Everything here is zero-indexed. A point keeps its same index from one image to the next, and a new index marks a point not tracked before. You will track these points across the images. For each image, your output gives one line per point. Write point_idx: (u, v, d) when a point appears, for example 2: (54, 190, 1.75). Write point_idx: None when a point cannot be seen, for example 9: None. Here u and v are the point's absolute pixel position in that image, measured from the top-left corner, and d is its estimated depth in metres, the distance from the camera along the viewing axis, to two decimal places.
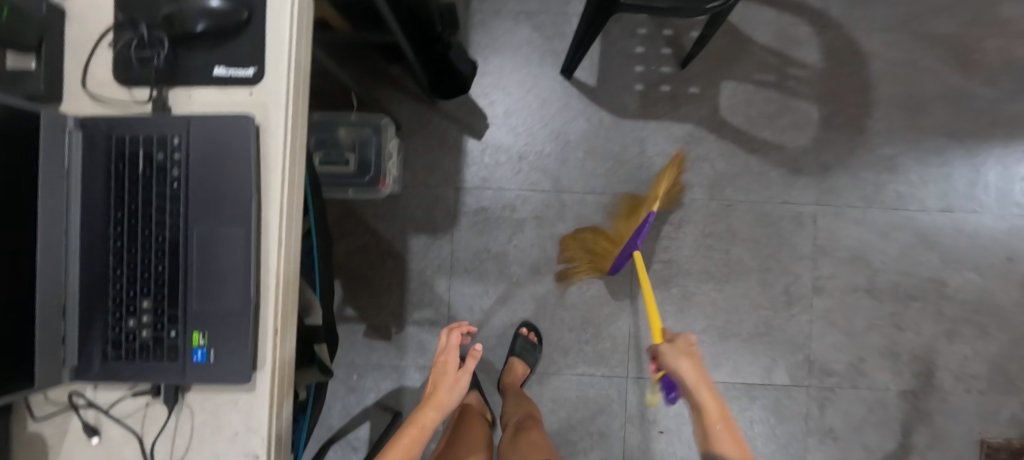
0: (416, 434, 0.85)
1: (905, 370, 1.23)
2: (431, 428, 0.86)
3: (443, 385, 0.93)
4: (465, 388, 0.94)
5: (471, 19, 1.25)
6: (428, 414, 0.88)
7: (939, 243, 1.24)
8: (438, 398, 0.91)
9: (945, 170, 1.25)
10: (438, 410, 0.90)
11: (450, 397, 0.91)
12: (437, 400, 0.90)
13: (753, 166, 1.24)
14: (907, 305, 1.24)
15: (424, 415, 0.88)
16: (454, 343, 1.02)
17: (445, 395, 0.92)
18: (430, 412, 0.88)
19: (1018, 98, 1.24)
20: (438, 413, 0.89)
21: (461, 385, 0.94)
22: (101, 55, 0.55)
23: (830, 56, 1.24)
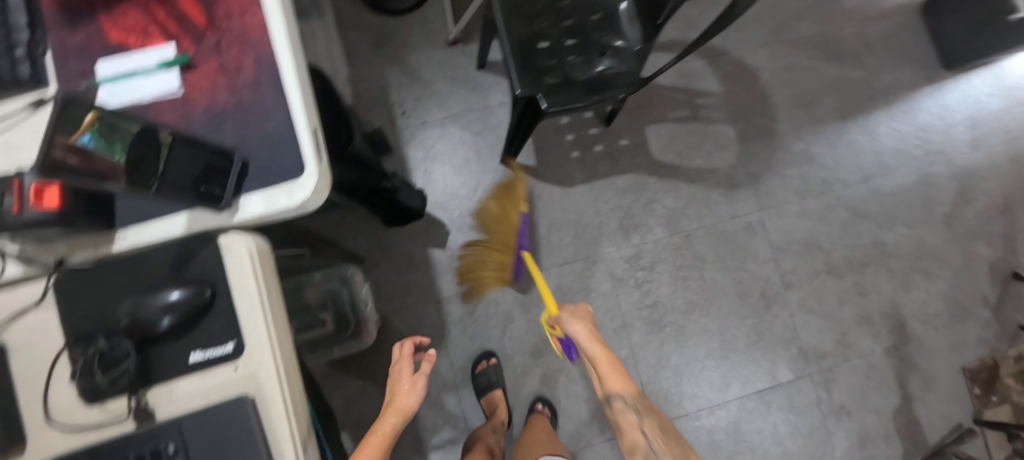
0: (377, 445, 0.68)
1: (881, 330, 1.35)
2: (393, 437, 0.69)
3: (402, 388, 0.74)
4: (423, 391, 0.73)
5: (399, 136, 1.26)
6: (386, 420, 0.70)
7: (869, 210, 1.38)
8: (398, 403, 0.72)
9: (851, 147, 1.40)
10: (401, 418, 0.71)
11: (412, 401, 0.72)
12: (398, 405, 0.71)
13: (697, 194, 1.32)
14: (864, 272, 1.36)
15: (381, 424, 0.70)
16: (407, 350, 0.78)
17: (404, 398, 0.72)
18: (384, 417, 0.70)
19: (883, 71, 1.44)
20: (399, 421, 0.70)
21: (422, 387, 0.74)
22: (57, 378, 0.49)
23: (728, 79, 1.37)
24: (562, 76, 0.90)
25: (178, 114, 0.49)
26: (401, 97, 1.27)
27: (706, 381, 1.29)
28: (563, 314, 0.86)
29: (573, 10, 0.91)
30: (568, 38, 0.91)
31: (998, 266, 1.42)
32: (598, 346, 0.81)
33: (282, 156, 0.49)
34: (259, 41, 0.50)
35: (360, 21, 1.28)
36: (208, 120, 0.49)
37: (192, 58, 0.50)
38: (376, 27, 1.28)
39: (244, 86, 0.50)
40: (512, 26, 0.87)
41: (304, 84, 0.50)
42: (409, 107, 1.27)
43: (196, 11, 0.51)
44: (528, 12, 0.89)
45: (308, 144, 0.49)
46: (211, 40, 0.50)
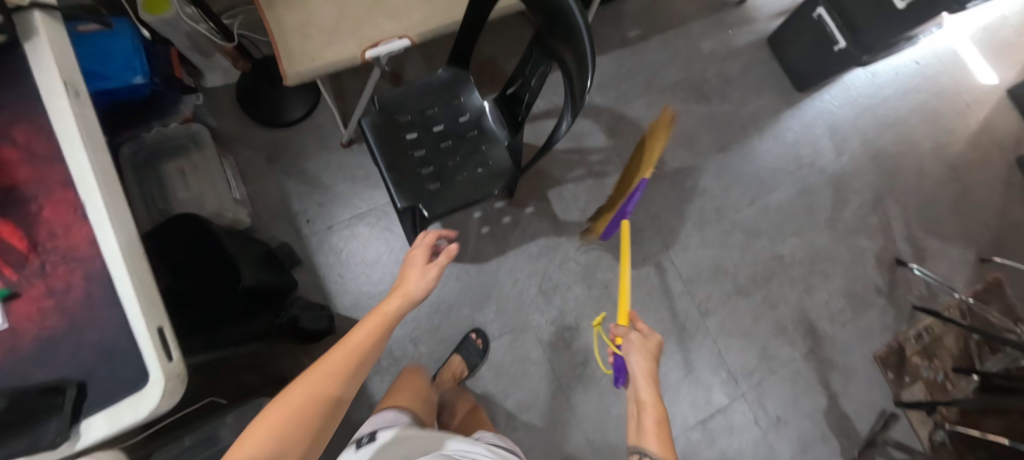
0: (379, 323, 0.61)
1: (797, 337, 1.45)
2: (397, 317, 0.64)
3: (411, 274, 0.70)
4: (436, 277, 0.71)
5: (307, 244, 1.25)
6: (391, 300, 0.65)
7: (762, 228, 1.50)
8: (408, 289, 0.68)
9: (735, 173, 1.53)
10: (408, 300, 0.67)
11: (419, 287, 0.69)
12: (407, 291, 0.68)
13: (606, 245, 1.39)
14: (770, 285, 1.47)
15: (388, 302, 0.65)
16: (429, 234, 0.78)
17: (413, 285, 0.69)
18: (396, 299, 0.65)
19: (747, 101, 1.59)
20: (404, 304, 0.66)
21: (435, 270, 0.71)
22: None
23: (614, 132, 1.47)
24: (439, 178, 0.93)
25: (4, 348, 0.48)
26: (303, 205, 1.27)
27: None
28: (633, 333, 0.79)
29: (442, 112, 0.96)
30: (440, 140, 0.95)
31: (882, 255, 1.57)
32: (651, 389, 0.71)
33: (122, 367, 0.49)
34: (87, 255, 0.51)
35: (250, 138, 1.28)
36: (38, 347, 0.49)
37: (15, 287, 0.50)
38: (267, 140, 1.29)
39: (74, 305, 0.50)
40: (380, 140, 0.93)
41: (141, 291, 0.51)
42: (311, 215, 1.27)
43: (17, 238, 0.51)
44: (397, 123, 0.94)
45: (149, 348, 0.49)
46: (36, 264, 0.51)
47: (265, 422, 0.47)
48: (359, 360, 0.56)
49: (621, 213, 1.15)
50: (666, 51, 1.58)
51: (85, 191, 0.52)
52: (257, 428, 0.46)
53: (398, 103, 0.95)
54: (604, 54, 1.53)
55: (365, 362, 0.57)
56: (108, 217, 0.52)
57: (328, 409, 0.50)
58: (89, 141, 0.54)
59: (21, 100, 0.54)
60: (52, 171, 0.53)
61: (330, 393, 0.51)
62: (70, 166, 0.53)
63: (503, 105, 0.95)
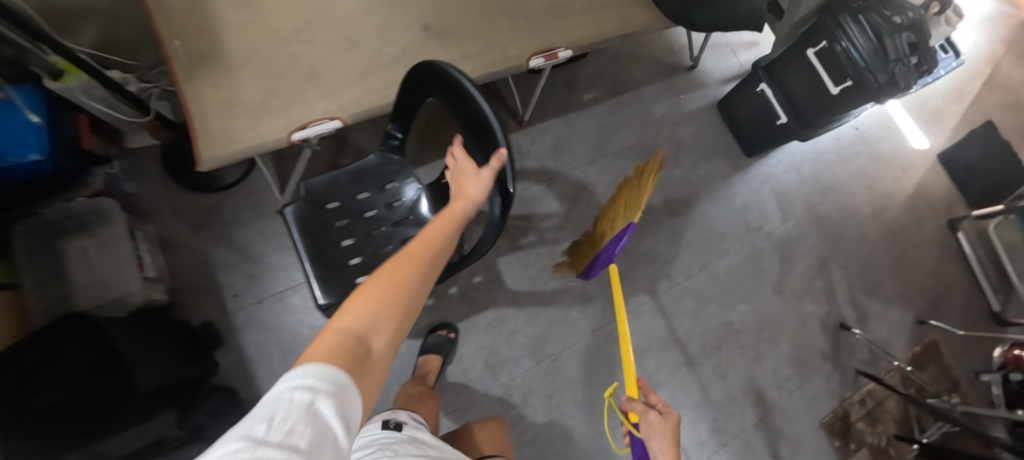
0: (449, 220, 0.58)
1: (746, 406, 1.44)
2: (467, 217, 0.60)
3: (468, 174, 0.64)
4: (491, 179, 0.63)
5: (232, 321, 1.15)
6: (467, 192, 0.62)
7: (712, 294, 1.51)
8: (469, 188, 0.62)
9: (686, 239, 1.53)
10: (476, 202, 0.62)
11: (479, 189, 0.62)
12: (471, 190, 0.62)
13: (555, 315, 1.35)
14: (719, 353, 1.46)
15: (452, 205, 0.60)
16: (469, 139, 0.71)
17: (473, 190, 0.62)
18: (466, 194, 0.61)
19: (697, 165, 1.61)
20: (471, 204, 0.61)
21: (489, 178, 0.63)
22: None
23: (566, 198, 1.45)
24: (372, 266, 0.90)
25: None
26: (230, 278, 1.17)
27: None
28: (652, 414, 0.77)
29: (370, 200, 0.93)
30: (366, 230, 0.92)
31: (827, 320, 1.60)
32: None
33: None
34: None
35: (172, 202, 1.18)
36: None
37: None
38: (193, 206, 1.19)
39: None
40: (302, 231, 0.88)
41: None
42: (239, 288, 1.17)
43: None
44: (321, 211, 0.90)
45: None
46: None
47: (364, 297, 0.44)
48: (435, 245, 0.53)
49: (608, 256, 1.05)
50: (619, 114, 1.58)
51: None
52: (355, 301, 0.44)
53: (325, 190, 0.92)
54: (558, 117, 1.52)
55: (442, 245, 0.54)
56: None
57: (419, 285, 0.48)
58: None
59: None
60: None
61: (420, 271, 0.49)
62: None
63: (433, 196, 0.93)
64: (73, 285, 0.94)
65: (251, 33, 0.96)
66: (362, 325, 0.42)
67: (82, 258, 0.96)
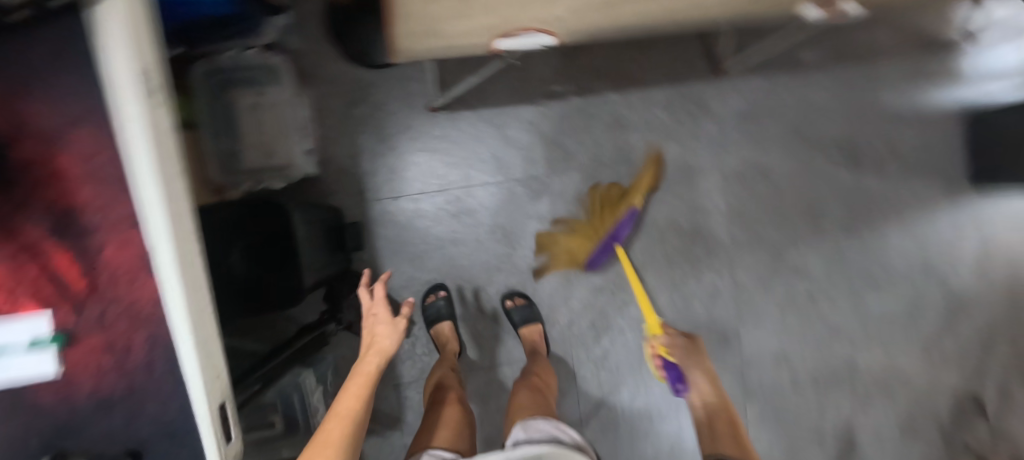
0: (363, 383, 0.70)
1: (830, 444, 1.35)
2: (376, 375, 0.72)
3: (381, 331, 0.77)
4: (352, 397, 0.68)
5: (370, 212, 1.13)
6: (383, 329, 0.77)
7: (848, 329, 1.33)
8: (381, 345, 0.75)
9: (848, 262, 1.32)
10: (383, 356, 0.74)
11: (392, 343, 0.75)
12: (380, 346, 0.74)
13: (676, 300, 1.25)
14: (828, 390, 1.34)
15: (364, 362, 0.73)
16: (379, 332, 0.76)
17: (384, 339, 0.76)
18: (385, 343, 0.74)
19: (904, 181, 1.31)
20: (381, 361, 0.73)
21: (401, 325, 0.78)
22: None
23: (734, 177, 1.25)
24: None
25: (61, 393, 0.49)
26: (374, 166, 1.12)
27: None
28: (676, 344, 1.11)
29: None
30: None
31: (962, 392, 1.37)
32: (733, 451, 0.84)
33: (181, 446, 0.51)
34: (149, 314, 0.49)
35: (325, 65, 1.08)
36: (94, 402, 0.50)
37: (71, 332, 0.49)
38: (351, 75, 1.09)
39: (134, 364, 0.50)
40: None
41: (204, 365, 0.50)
42: (382, 178, 1.13)
43: (75, 273, 0.48)
44: None
45: (207, 427, 0.50)
46: (97, 310, 0.49)
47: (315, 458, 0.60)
48: (351, 413, 0.65)
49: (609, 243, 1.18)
50: (837, 91, 1.28)
51: (154, 235, 0.48)
52: (327, 434, 0.63)
53: None
54: (763, 76, 1.25)
55: (356, 413, 0.66)
56: (178, 271, 0.48)
57: (351, 436, 0.63)
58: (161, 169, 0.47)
59: (93, 173, 0.48)
60: (119, 220, 0.48)
61: (349, 425, 0.64)
62: (138, 197, 0.48)
63: None
64: (241, 142, 0.94)
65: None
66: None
67: (252, 115, 0.95)
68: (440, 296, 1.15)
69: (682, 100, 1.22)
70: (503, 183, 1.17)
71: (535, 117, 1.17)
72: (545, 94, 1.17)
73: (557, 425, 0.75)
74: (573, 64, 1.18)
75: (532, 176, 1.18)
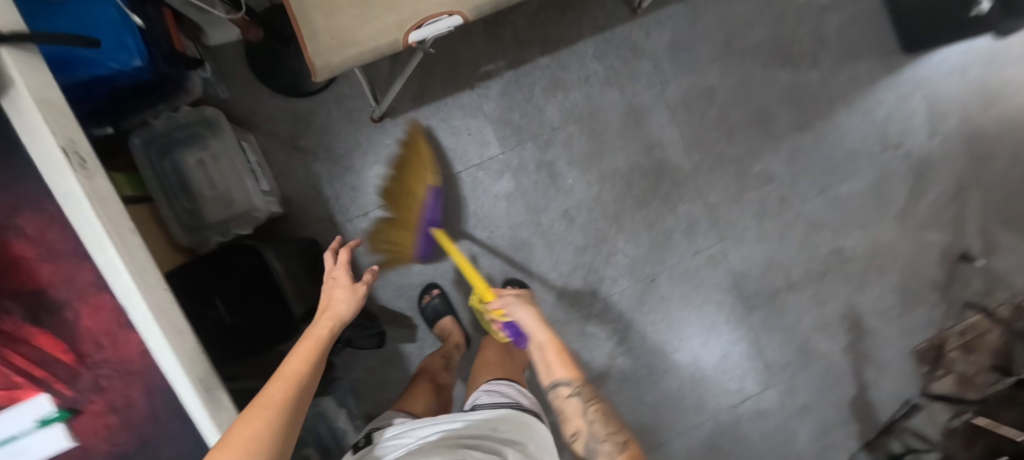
0: (314, 346, 0.67)
1: (838, 331, 1.39)
2: (329, 338, 0.71)
3: (337, 296, 0.78)
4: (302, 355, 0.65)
5: (342, 233, 1.14)
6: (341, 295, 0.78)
7: (826, 220, 1.38)
8: (335, 310, 0.76)
9: (808, 157, 1.35)
10: (336, 321, 0.74)
11: (349, 309, 0.76)
12: (335, 310, 0.75)
13: (657, 237, 1.28)
14: (823, 281, 1.38)
15: (317, 326, 0.72)
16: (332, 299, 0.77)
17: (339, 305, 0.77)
18: (341, 308, 0.76)
19: (840, 66, 1.35)
20: (335, 324, 0.73)
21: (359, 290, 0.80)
22: None
23: (680, 106, 1.28)
24: None
25: None
26: (334, 188, 1.13)
27: (682, 408, 1.31)
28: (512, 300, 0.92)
29: None
30: None
31: (948, 250, 1.42)
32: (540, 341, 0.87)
33: None
34: (142, 368, 0.53)
35: (259, 106, 1.09)
36: None
37: (74, 404, 0.51)
38: (286, 109, 1.10)
39: (141, 418, 0.53)
40: None
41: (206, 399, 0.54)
42: (345, 199, 1.14)
43: (60, 349, 0.51)
44: None
45: None
46: (91, 377, 0.52)
47: (252, 422, 0.53)
48: (298, 375, 0.60)
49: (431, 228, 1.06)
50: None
51: (122, 296, 0.51)
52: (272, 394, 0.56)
53: None
54: (681, 3, 1.27)
55: (304, 375, 0.61)
56: (154, 322, 0.52)
57: (296, 398, 0.57)
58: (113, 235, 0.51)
59: (52, 254, 0.50)
60: (89, 290, 0.51)
61: (295, 386, 0.59)
62: (98, 265, 0.51)
63: None
64: (199, 199, 0.96)
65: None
66: (265, 443, 0.51)
67: (201, 171, 0.96)
68: (435, 294, 1.15)
69: (613, 45, 1.24)
70: (461, 171, 1.19)
71: (475, 100, 1.18)
72: (479, 76, 1.18)
73: (517, 391, 0.84)
74: (496, 38, 1.19)
75: (488, 157, 1.20)
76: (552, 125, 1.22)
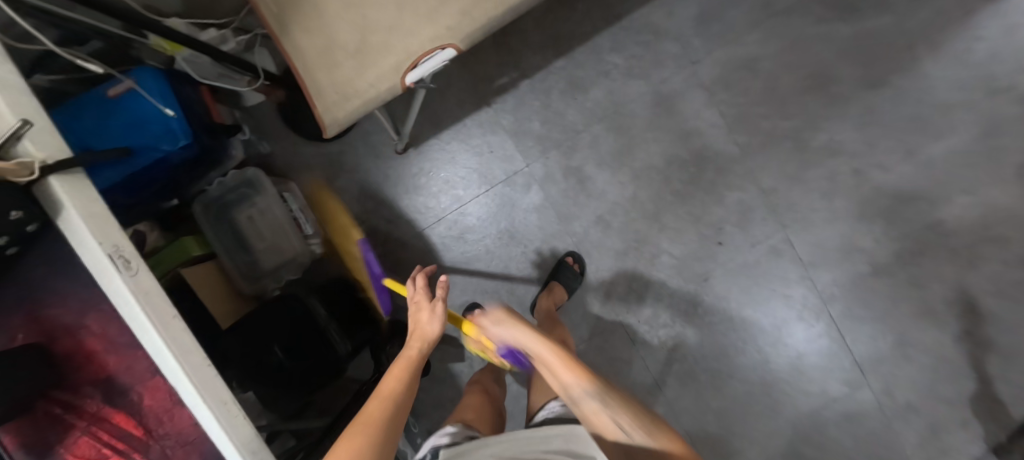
0: (405, 366, 0.77)
1: (944, 317, 1.19)
2: (420, 358, 0.81)
3: (422, 319, 0.87)
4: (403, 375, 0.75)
5: (385, 263, 1.21)
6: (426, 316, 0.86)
7: (919, 189, 1.17)
8: (422, 332, 0.84)
9: (887, 118, 1.16)
10: (424, 341, 0.83)
11: (432, 329, 0.84)
12: (421, 333, 0.84)
13: (706, 233, 1.18)
14: (919, 261, 1.18)
15: (408, 347, 0.82)
16: (421, 319, 0.87)
17: (427, 326, 0.84)
18: (430, 330, 0.85)
19: (917, 5, 1.14)
20: (423, 345, 0.83)
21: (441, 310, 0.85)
22: None
23: (718, 86, 1.16)
24: None
25: None
26: (372, 222, 1.19)
27: (754, 413, 1.22)
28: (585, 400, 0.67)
29: None
30: None
31: None
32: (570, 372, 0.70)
33: None
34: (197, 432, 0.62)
35: (297, 155, 1.18)
36: None
37: None
38: (320, 154, 1.18)
39: None
40: None
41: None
42: (383, 231, 1.20)
43: (131, 424, 0.60)
44: None
45: None
46: (157, 446, 0.60)
47: (354, 434, 0.63)
48: (391, 393, 0.71)
49: None
50: None
51: (174, 376, 0.58)
52: (370, 411, 0.67)
53: None
54: None
55: (397, 392, 0.71)
56: (199, 397, 0.59)
57: (390, 413, 0.68)
58: (156, 322, 0.58)
59: (111, 345, 0.59)
60: (146, 372, 0.60)
61: (390, 401, 0.70)
62: (150, 350, 0.59)
63: None
64: (253, 252, 1.06)
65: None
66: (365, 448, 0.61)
67: (251, 226, 1.05)
68: (476, 315, 1.18)
69: (633, 32, 1.15)
70: (489, 190, 1.19)
71: (494, 116, 1.17)
72: (494, 92, 1.17)
73: None
74: (507, 49, 1.15)
75: (514, 172, 1.19)
76: (576, 129, 1.17)
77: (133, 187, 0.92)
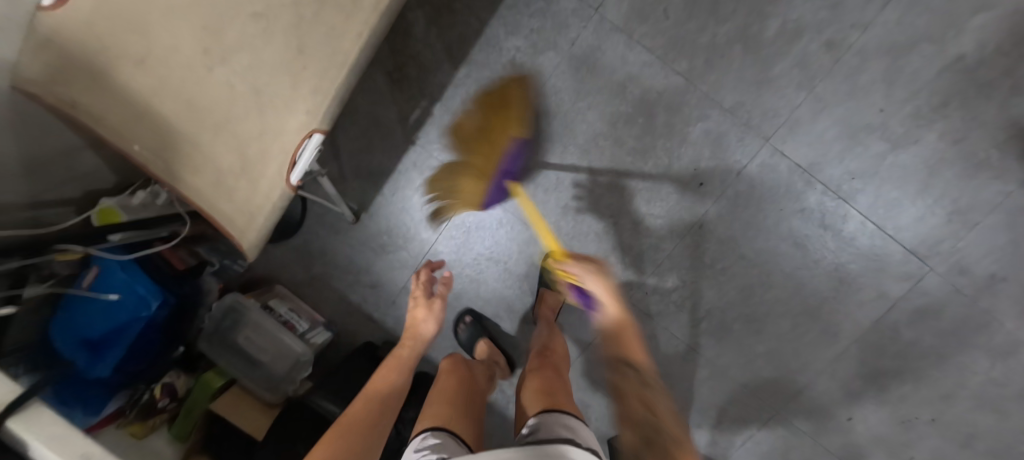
0: (395, 365, 0.84)
1: (1004, 164, 0.98)
2: (411, 357, 0.87)
3: (418, 316, 0.94)
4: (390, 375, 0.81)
5: (386, 325, 1.24)
6: (422, 314, 0.93)
7: (919, 32, 0.95)
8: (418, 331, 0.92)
9: None
10: (417, 340, 0.91)
11: (427, 328, 0.92)
12: (418, 331, 0.92)
13: (683, 178, 1.07)
14: (947, 115, 0.98)
15: (402, 346, 0.89)
16: (421, 312, 0.95)
17: (422, 324, 0.92)
18: (427, 325, 0.92)
19: None
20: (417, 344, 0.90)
21: (435, 308, 0.94)
22: None
23: (634, 22, 1.01)
24: None
25: None
26: (360, 293, 1.23)
27: (807, 341, 1.10)
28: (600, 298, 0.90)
29: None
30: None
31: None
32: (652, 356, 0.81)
33: None
34: None
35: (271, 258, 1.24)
36: None
37: None
38: (289, 250, 1.23)
39: None
40: None
41: None
42: (372, 296, 1.23)
43: None
44: None
45: None
46: None
47: (334, 434, 0.69)
48: (378, 395, 0.77)
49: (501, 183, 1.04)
50: None
51: None
52: (351, 414, 0.73)
53: None
54: None
55: (383, 393, 0.77)
56: None
57: (371, 414, 0.73)
58: None
59: None
60: None
61: (375, 404, 0.75)
62: None
63: None
64: (261, 363, 1.13)
65: (105, 77, 0.71)
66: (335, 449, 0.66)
67: (251, 342, 1.13)
68: (467, 322, 1.17)
69: (521, 6, 1.04)
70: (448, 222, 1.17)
71: (422, 152, 1.14)
72: (413, 130, 1.13)
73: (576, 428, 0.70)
74: (406, 83, 1.10)
75: None
76: None
77: (140, 356, 1.01)
